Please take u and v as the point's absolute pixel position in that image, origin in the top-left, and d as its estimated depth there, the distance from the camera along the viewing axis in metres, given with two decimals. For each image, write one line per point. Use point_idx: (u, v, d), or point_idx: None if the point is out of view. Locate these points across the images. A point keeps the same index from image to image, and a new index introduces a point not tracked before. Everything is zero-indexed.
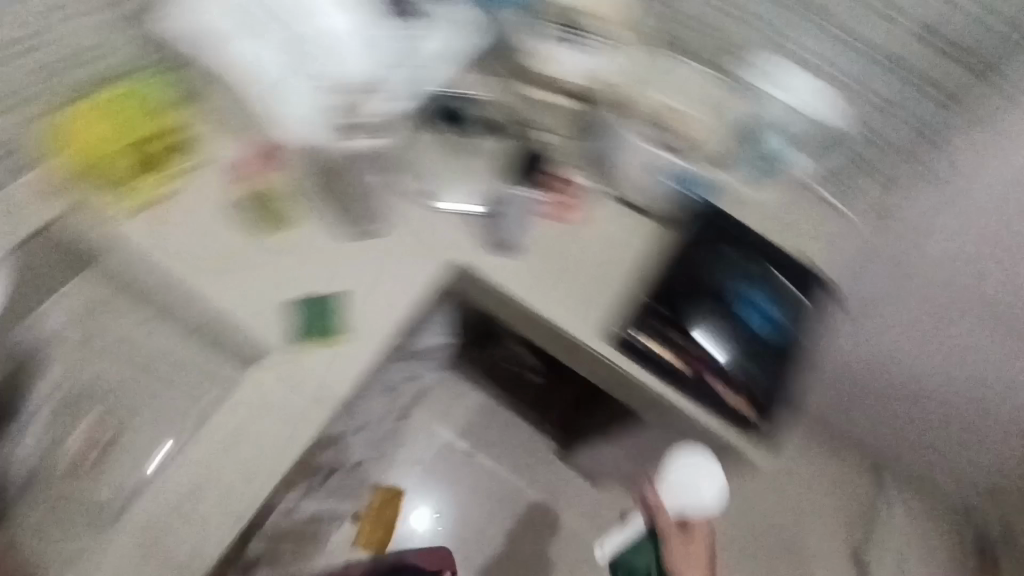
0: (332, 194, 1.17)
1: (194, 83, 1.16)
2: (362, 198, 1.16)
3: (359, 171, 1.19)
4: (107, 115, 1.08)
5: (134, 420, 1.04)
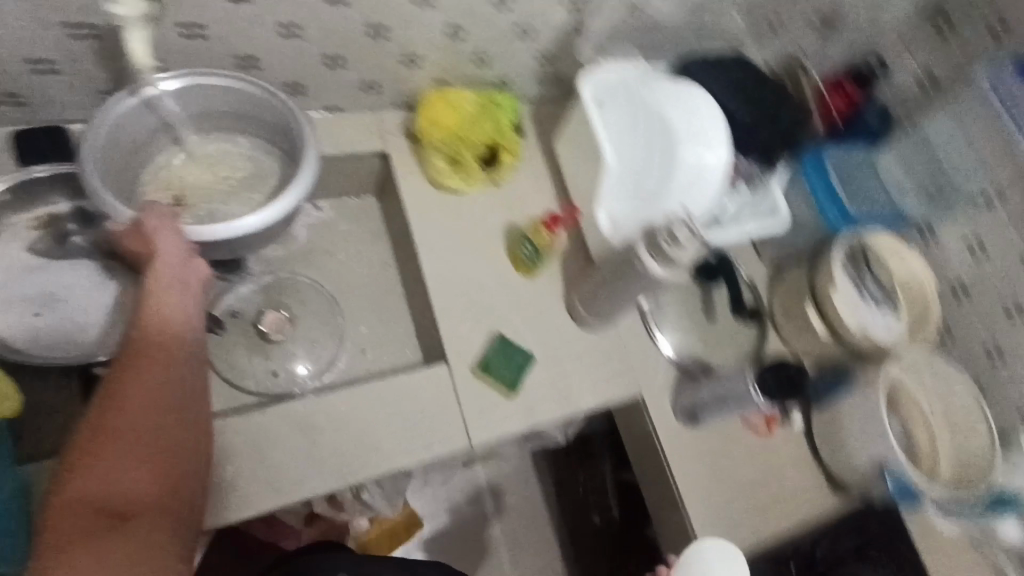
0: (590, 291, 1.10)
1: (546, 130, 1.27)
2: (617, 309, 1.09)
3: (631, 283, 1.00)
4: (483, 115, 1.17)
5: (320, 334, 1.16)
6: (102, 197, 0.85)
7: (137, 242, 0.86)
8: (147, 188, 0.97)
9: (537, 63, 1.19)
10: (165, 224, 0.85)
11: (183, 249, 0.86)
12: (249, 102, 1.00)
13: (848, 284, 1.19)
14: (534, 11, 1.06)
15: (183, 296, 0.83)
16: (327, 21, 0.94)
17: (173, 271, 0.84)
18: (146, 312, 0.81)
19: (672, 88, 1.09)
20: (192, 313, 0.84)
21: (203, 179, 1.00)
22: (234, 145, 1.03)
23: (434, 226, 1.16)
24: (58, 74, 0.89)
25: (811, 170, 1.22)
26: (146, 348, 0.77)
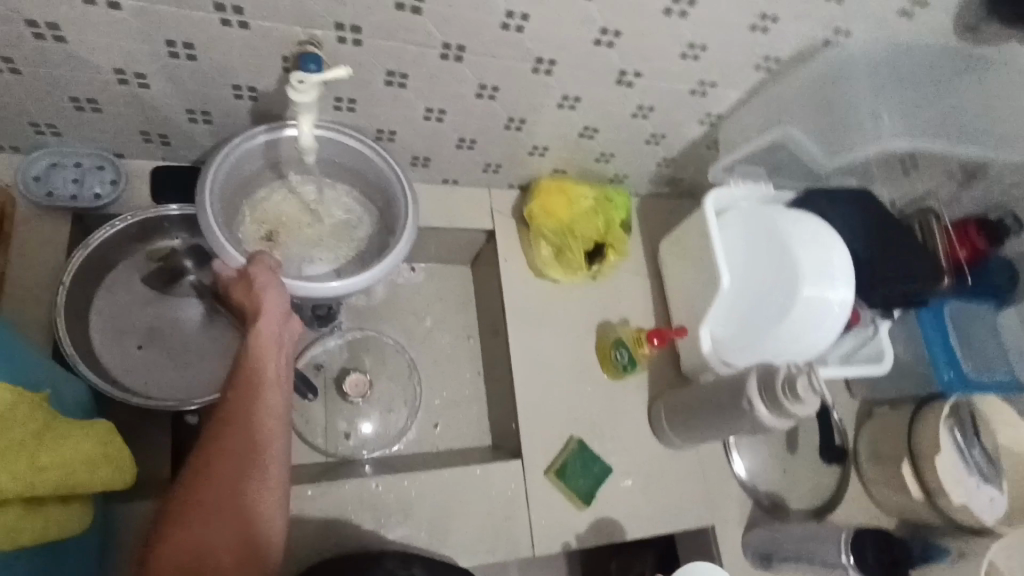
0: (682, 411, 1.05)
1: (652, 230, 1.24)
2: (707, 439, 1.04)
3: (726, 416, 0.96)
4: (597, 211, 1.14)
5: (395, 400, 1.14)
6: (215, 237, 0.77)
7: (241, 294, 0.77)
8: (244, 223, 0.89)
9: (658, 167, 1.17)
10: (271, 280, 0.76)
11: (284, 308, 0.76)
12: (357, 159, 0.92)
13: (954, 451, 1.10)
14: (672, 123, 1.04)
15: (276, 358, 0.73)
16: (472, 110, 0.94)
17: (271, 329, 0.74)
18: (241, 374, 0.71)
19: (803, 222, 1.01)
20: (283, 385, 0.72)
21: (297, 224, 0.92)
22: (330, 193, 0.95)
23: (529, 315, 1.13)
24: (208, 124, 0.90)
25: (929, 322, 1.10)
26: (234, 420, 0.68)
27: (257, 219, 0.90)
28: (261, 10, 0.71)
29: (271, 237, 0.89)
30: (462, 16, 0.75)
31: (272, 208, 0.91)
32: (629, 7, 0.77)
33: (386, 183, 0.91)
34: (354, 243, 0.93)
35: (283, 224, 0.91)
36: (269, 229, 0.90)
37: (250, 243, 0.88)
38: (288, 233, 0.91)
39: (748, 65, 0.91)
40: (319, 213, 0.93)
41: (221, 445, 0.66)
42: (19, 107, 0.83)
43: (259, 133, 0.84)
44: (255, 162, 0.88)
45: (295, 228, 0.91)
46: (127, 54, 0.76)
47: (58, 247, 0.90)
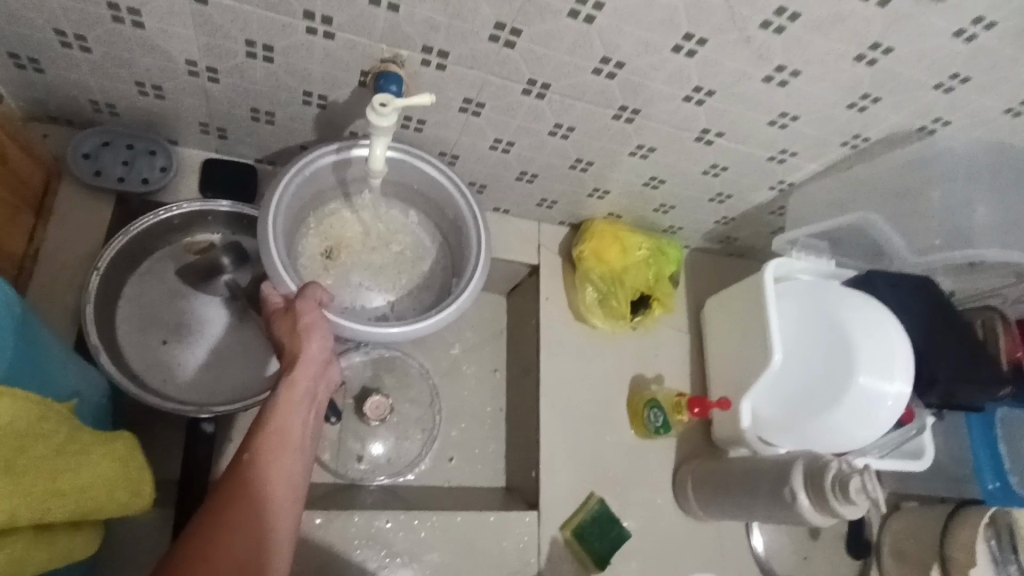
0: (709, 483, 1.00)
1: (698, 286, 1.20)
2: (733, 517, 0.98)
3: (761, 501, 0.90)
4: (649, 264, 1.09)
5: (411, 427, 1.07)
6: (272, 258, 0.74)
7: (283, 328, 0.72)
8: (306, 236, 0.86)
9: (715, 225, 1.13)
10: (318, 320, 0.71)
11: (325, 354, 0.70)
12: (434, 189, 0.88)
13: (988, 564, 1.06)
14: (741, 186, 1.00)
15: (303, 417, 0.65)
16: (541, 147, 0.91)
17: (306, 380, 0.68)
18: (262, 432, 0.62)
19: (873, 311, 0.95)
20: (303, 448, 0.64)
21: (360, 245, 0.89)
22: (400, 218, 0.92)
23: (562, 359, 1.08)
24: (270, 125, 0.87)
25: (976, 424, 1.06)
26: (246, 485, 0.57)
27: (321, 235, 0.87)
28: (351, 24, 0.68)
29: (330, 255, 0.87)
30: (556, 57, 0.72)
31: (337, 225, 0.89)
32: (728, 71, 0.74)
33: (460, 222, 0.88)
34: (414, 276, 0.91)
35: (346, 243, 0.88)
36: (330, 246, 0.87)
37: (309, 258, 0.85)
38: (349, 253, 0.88)
39: (834, 141, 0.87)
40: (386, 238, 0.91)
41: (229, 518, 0.54)
42: (81, 83, 0.80)
43: (333, 150, 0.81)
44: (329, 178, 0.85)
45: (357, 250, 0.89)
46: (205, 48, 0.73)
47: (97, 229, 0.87)
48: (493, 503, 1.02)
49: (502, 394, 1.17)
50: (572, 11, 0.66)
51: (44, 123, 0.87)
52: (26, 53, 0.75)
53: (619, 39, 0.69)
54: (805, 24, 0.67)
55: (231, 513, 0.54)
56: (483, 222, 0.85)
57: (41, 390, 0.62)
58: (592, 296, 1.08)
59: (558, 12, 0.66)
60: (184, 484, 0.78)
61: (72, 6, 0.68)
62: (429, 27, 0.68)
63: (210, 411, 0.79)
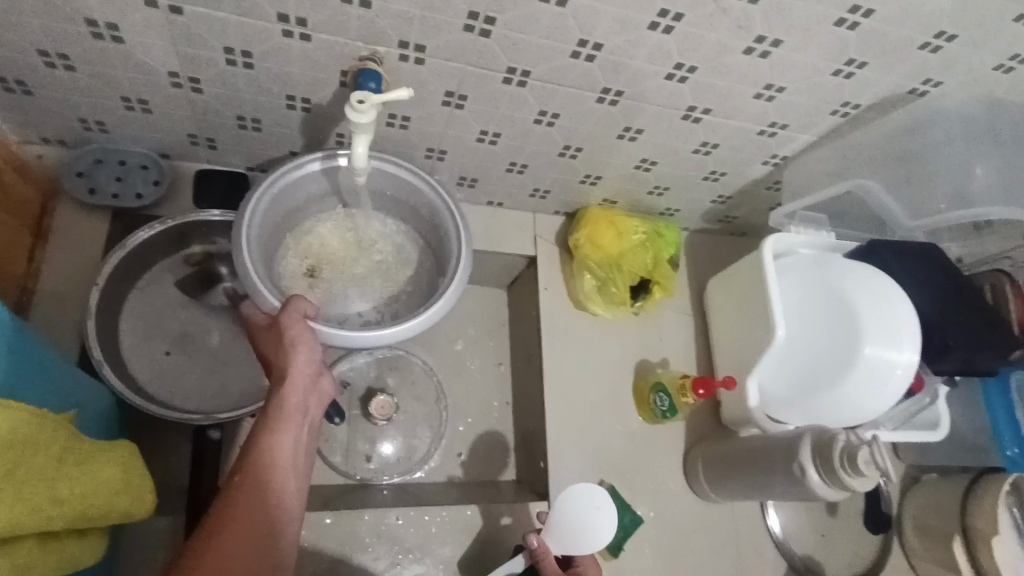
0: (722, 464, 0.99)
1: (699, 269, 1.19)
2: (746, 498, 0.98)
3: (778, 482, 0.89)
4: (647, 247, 1.08)
5: (419, 424, 1.08)
6: (251, 279, 0.73)
7: (270, 343, 0.70)
8: (286, 256, 0.86)
9: (712, 204, 1.12)
10: (304, 332, 0.68)
11: (314, 366, 0.69)
12: (409, 192, 0.88)
13: (1011, 531, 1.03)
14: (734, 163, 0.99)
15: (295, 434, 0.64)
16: (528, 136, 0.90)
17: (297, 395, 0.66)
18: (252, 455, 0.61)
19: (877, 284, 0.93)
20: (296, 465, 0.64)
21: (341, 257, 0.89)
22: (378, 226, 0.92)
23: (564, 348, 1.07)
24: (258, 132, 0.87)
25: (995, 396, 1.03)
26: (239, 509, 0.57)
27: (300, 253, 0.87)
28: (326, 23, 0.68)
29: (312, 273, 0.87)
30: (534, 42, 0.72)
31: (316, 242, 0.89)
32: (709, 44, 0.73)
33: (438, 221, 0.88)
34: (398, 283, 0.90)
35: (327, 258, 0.88)
36: (311, 263, 0.87)
37: (290, 278, 0.85)
38: (331, 268, 0.88)
39: (823, 109, 0.86)
40: (366, 249, 0.90)
41: (222, 545, 0.54)
42: (69, 103, 0.81)
43: (314, 159, 0.82)
44: (304, 190, 0.85)
45: (339, 262, 0.88)
46: (185, 58, 0.74)
47: (95, 246, 0.88)
48: (502, 495, 1.02)
49: (508, 387, 1.17)
50: None
51: (38, 145, 0.88)
52: (13, 76, 0.76)
53: (594, 20, 0.69)
54: None
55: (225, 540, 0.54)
56: (459, 210, 0.85)
57: (43, 402, 0.63)
58: (587, 292, 1.06)
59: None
60: (194, 490, 0.78)
61: (52, 26, 0.69)
62: (403, 20, 0.68)
63: (215, 419, 0.80)
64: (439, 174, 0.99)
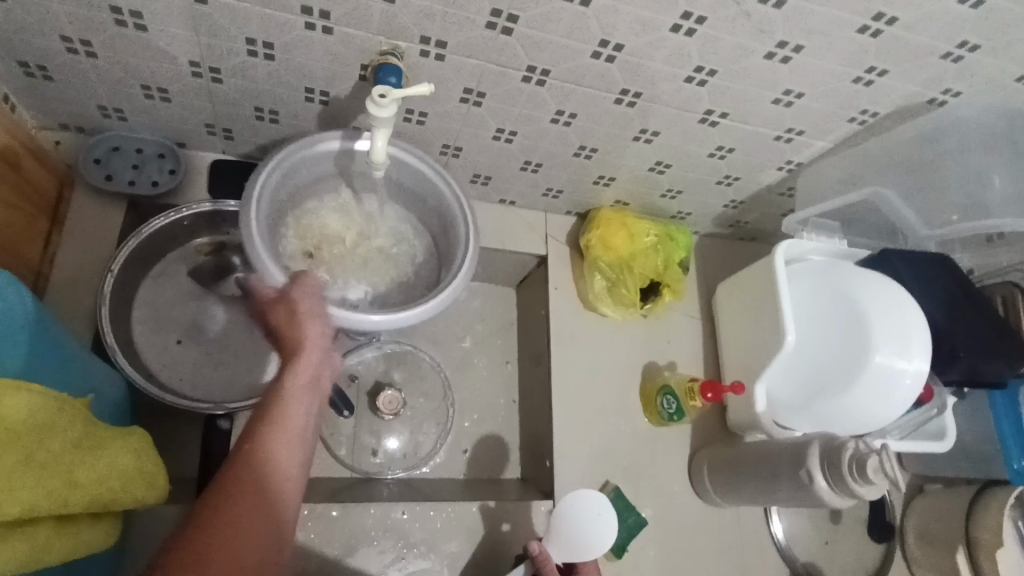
0: (727, 467, 0.99)
1: (708, 272, 1.19)
2: (753, 503, 0.97)
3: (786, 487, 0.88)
4: (658, 249, 1.08)
5: (425, 420, 1.08)
6: (256, 253, 0.72)
7: (280, 321, 0.71)
8: (286, 236, 0.85)
9: (724, 208, 1.12)
10: (314, 304, 0.71)
11: (326, 338, 0.70)
12: (415, 181, 0.88)
13: (1015, 543, 1.04)
14: (748, 167, 0.99)
15: (308, 404, 0.65)
16: (543, 135, 0.90)
17: (309, 367, 0.67)
18: (261, 423, 0.61)
19: (880, 284, 0.94)
20: (308, 434, 0.64)
21: (341, 238, 0.88)
22: (379, 210, 0.92)
23: (573, 348, 1.07)
24: (275, 124, 0.87)
25: (1002, 408, 1.03)
26: (246, 469, 0.56)
27: (301, 235, 0.86)
28: (349, 17, 0.68)
29: (312, 255, 0.85)
30: (554, 41, 0.72)
31: (316, 224, 0.87)
32: (730, 48, 0.73)
33: (448, 220, 0.89)
34: (393, 270, 0.90)
35: (326, 241, 0.87)
36: (311, 246, 0.85)
37: (293, 258, 0.84)
38: (331, 251, 0.86)
39: (840, 116, 0.86)
40: (367, 235, 0.90)
41: (228, 501, 0.53)
42: (88, 89, 0.81)
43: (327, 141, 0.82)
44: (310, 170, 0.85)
45: (338, 247, 0.87)
46: (206, 48, 0.74)
47: (110, 234, 0.89)
48: (508, 493, 1.02)
49: (515, 386, 1.17)
50: None
51: (55, 131, 0.88)
52: (34, 61, 0.76)
53: (616, 20, 0.69)
54: None
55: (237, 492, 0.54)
56: (471, 208, 0.86)
57: (55, 385, 0.63)
58: (600, 292, 1.06)
59: None
60: (203, 480, 0.79)
61: (75, 12, 0.69)
62: (425, 16, 0.68)
63: (223, 406, 0.81)
64: (452, 171, 0.99)
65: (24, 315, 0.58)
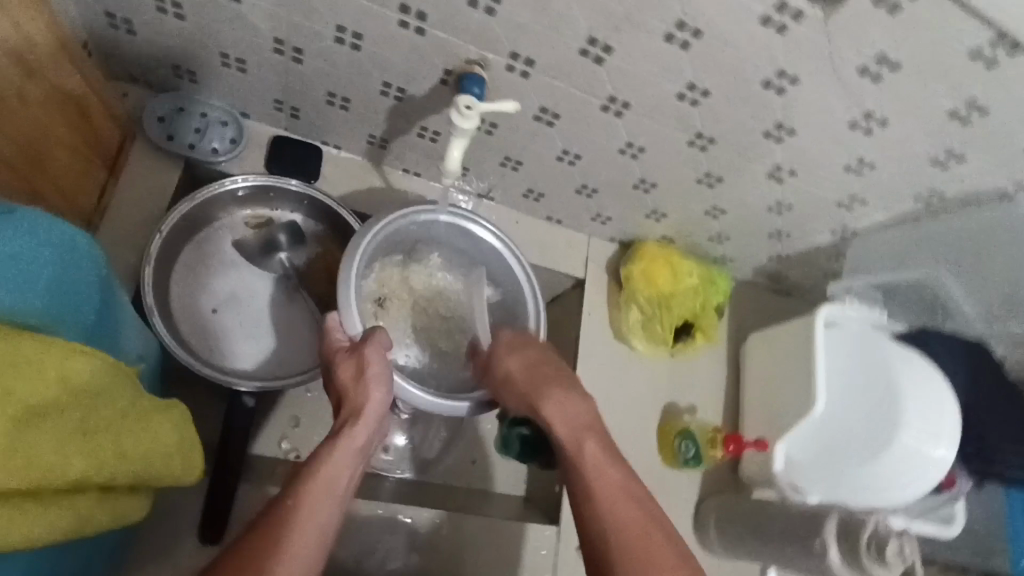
0: (733, 520, 0.99)
1: (741, 320, 1.18)
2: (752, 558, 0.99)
3: (792, 549, 0.89)
4: (698, 291, 1.07)
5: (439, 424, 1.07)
6: (347, 296, 0.78)
7: (346, 371, 0.75)
8: (367, 281, 0.89)
9: (768, 260, 1.11)
10: (382, 369, 0.75)
11: (385, 404, 0.75)
12: (498, 266, 0.93)
13: None
14: (802, 226, 0.98)
15: (353, 467, 0.71)
16: (608, 163, 0.90)
17: (364, 432, 0.73)
18: (308, 482, 0.67)
19: (932, 385, 0.93)
20: (344, 496, 0.70)
21: (413, 305, 0.93)
22: (456, 294, 0.95)
23: (599, 377, 1.06)
24: (344, 111, 0.87)
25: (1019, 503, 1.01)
26: (284, 533, 0.63)
27: (381, 284, 0.91)
28: (445, 21, 0.68)
29: (381, 304, 0.90)
30: (642, 77, 0.71)
31: (398, 279, 0.92)
32: (816, 111, 0.72)
33: (517, 308, 0.92)
34: (443, 351, 0.91)
35: (399, 296, 0.92)
36: (385, 295, 0.91)
37: (364, 301, 0.88)
38: (399, 305, 0.92)
39: (908, 193, 0.85)
40: (435, 306, 0.94)
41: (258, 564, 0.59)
42: (166, 49, 0.81)
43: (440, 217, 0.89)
44: (411, 236, 0.90)
45: (406, 306, 0.92)
46: (294, 29, 0.74)
47: (164, 194, 0.88)
48: (510, 511, 1.01)
49: None
50: (667, 35, 0.65)
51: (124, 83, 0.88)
52: (121, 14, 0.76)
53: (710, 68, 0.68)
54: (905, 75, 0.65)
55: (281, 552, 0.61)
56: (539, 301, 0.90)
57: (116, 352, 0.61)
58: (632, 325, 1.06)
59: (654, 34, 0.65)
60: (220, 456, 0.78)
61: None
62: (520, 33, 0.67)
63: (252, 383, 0.80)
64: (507, 182, 0.99)
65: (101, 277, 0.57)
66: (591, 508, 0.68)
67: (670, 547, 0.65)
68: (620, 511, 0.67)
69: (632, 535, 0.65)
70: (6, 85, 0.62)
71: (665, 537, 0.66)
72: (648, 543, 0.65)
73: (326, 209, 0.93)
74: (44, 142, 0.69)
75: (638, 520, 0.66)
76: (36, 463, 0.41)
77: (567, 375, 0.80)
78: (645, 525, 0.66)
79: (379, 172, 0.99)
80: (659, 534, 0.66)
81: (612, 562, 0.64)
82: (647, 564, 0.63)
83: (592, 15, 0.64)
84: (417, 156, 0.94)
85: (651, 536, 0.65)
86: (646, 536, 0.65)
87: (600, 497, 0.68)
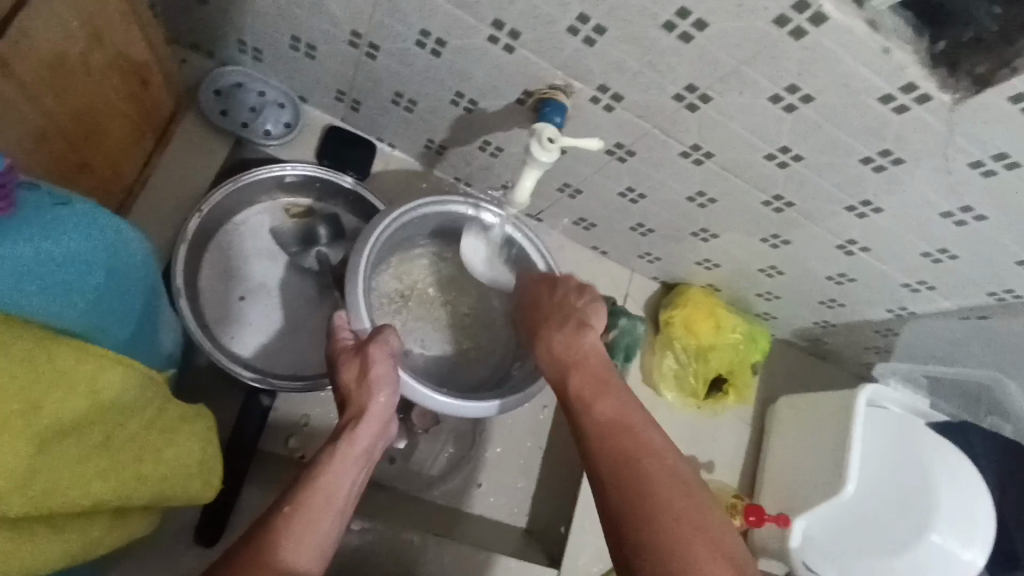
0: None
1: (773, 380, 1.13)
2: None
3: None
4: (738, 349, 1.03)
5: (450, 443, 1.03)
6: (355, 291, 0.72)
7: (348, 372, 0.68)
8: (383, 273, 0.85)
9: (812, 325, 1.06)
10: (388, 372, 0.68)
11: (389, 411, 0.68)
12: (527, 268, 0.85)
13: None
14: (859, 300, 0.93)
15: (354, 477, 0.64)
16: (671, 208, 0.86)
17: (367, 439, 0.66)
18: (305, 490, 0.61)
19: (962, 477, 0.89)
20: (342, 509, 0.63)
21: (428, 299, 0.88)
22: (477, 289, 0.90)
23: None
24: (407, 112, 0.83)
25: None
26: (268, 554, 0.55)
27: (398, 276, 0.87)
28: (537, 44, 0.64)
29: (400, 299, 0.86)
30: (733, 131, 0.67)
31: (416, 270, 0.88)
32: (909, 195, 0.68)
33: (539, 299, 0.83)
34: (464, 360, 0.87)
35: (418, 292, 0.88)
36: (403, 291, 0.86)
37: (379, 296, 0.85)
38: (418, 300, 0.87)
39: (980, 288, 0.81)
40: (456, 297, 0.89)
41: None
42: (235, 22, 0.77)
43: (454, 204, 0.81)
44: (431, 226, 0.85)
45: (425, 302, 0.88)
46: (375, 25, 0.70)
47: (210, 170, 0.85)
48: (510, 544, 0.97)
49: None
50: (775, 96, 0.60)
51: (185, 50, 0.84)
52: None
53: (811, 136, 0.64)
54: (1020, 176, 0.60)
55: (279, 557, 0.55)
56: None
57: (147, 360, 0.59)
58: (657, 372, 1.03)
59: (760, 93, 0.60)
60: (231, 455, 0.75)
61: None
62: (616, 68, 0.63)
63: (251, 374, 0.77)
64: (560, 208, 0.95)
65: (145, 280, 0.56)
66: (591, 448, 0.59)
67: (673, 488, 0.56)
68: (619, 448, 0.58)
69: (631, 473, 0.57)
70: (73, 48, 0.58)
71: (669, 479, 0.56)
72: (654, 484, 0.56)
73: (372, 210, 0.89)
74: (101, 111, 0.66)
75: (637, 460, 0.57)
76: (49, 488, 0.41)
77: (569, 305, 0.71)
78: (645, 464, 0.57)
79: (429, 177, 0.95)
80: (657, 470, 0.57)
81: (615, 508, 0.56)
82: (649, 510, 0.54)
83: (699, 63, 0.60)
84: (472, 168, 0.90)
85: (653, 479, 0.56)
86: (644, 475, 0.56)
87: (589, 431, 0.60)
